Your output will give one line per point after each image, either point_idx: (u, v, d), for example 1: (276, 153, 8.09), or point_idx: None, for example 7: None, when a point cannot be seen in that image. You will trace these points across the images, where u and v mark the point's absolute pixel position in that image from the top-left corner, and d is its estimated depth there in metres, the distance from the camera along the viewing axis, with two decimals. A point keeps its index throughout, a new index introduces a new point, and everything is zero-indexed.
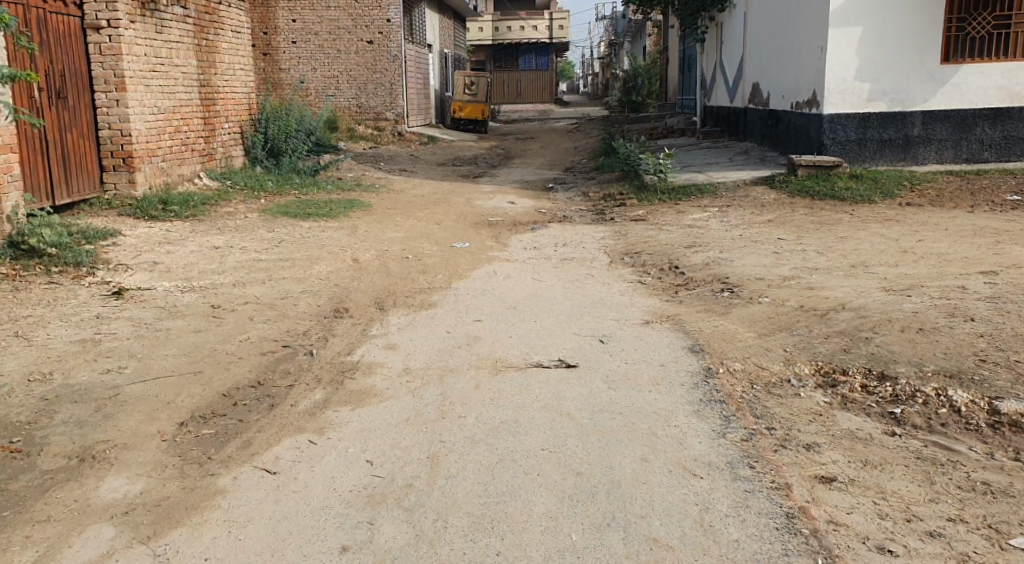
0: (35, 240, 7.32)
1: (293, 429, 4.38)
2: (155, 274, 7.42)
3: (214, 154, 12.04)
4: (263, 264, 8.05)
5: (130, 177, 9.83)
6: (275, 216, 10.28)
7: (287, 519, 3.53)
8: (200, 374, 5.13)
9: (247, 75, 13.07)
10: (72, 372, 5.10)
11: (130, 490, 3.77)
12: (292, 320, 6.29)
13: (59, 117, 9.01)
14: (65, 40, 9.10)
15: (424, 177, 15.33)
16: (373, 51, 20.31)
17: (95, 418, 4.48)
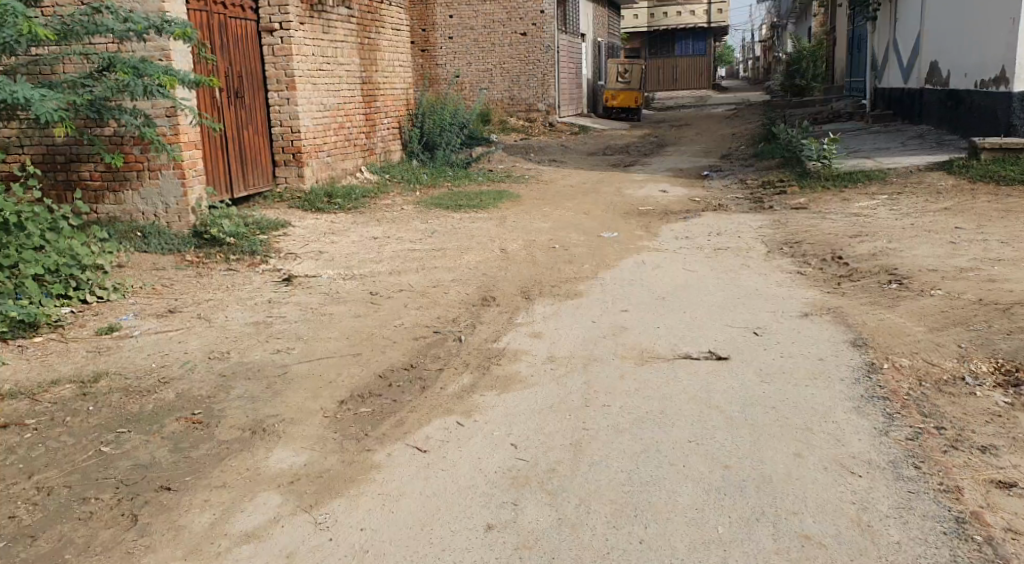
0: (216, 229, 7.90)
1: (443, 411, 4.49)
2: (320, 263, 7.78)
3: (374, 148, 12.49)
4: (418, 253, 8.29)
5: (299, 171, 10.34)
6: (430, 208, 10.56)
7: (436, 495, 3.62)
8: (360, 356, 5.34)
9: (406, 71, 13.48)
10: (248, 351, 5.43)
11: (295, 462, 3.97)
12: (443, 307, 6.45)
13: (236, 116, 9.59)
14: (242, 43, 9.66)
15: (575, 167, 15.34)
16: (527, 43, 20.46)
17: (266, 393, 4.75)
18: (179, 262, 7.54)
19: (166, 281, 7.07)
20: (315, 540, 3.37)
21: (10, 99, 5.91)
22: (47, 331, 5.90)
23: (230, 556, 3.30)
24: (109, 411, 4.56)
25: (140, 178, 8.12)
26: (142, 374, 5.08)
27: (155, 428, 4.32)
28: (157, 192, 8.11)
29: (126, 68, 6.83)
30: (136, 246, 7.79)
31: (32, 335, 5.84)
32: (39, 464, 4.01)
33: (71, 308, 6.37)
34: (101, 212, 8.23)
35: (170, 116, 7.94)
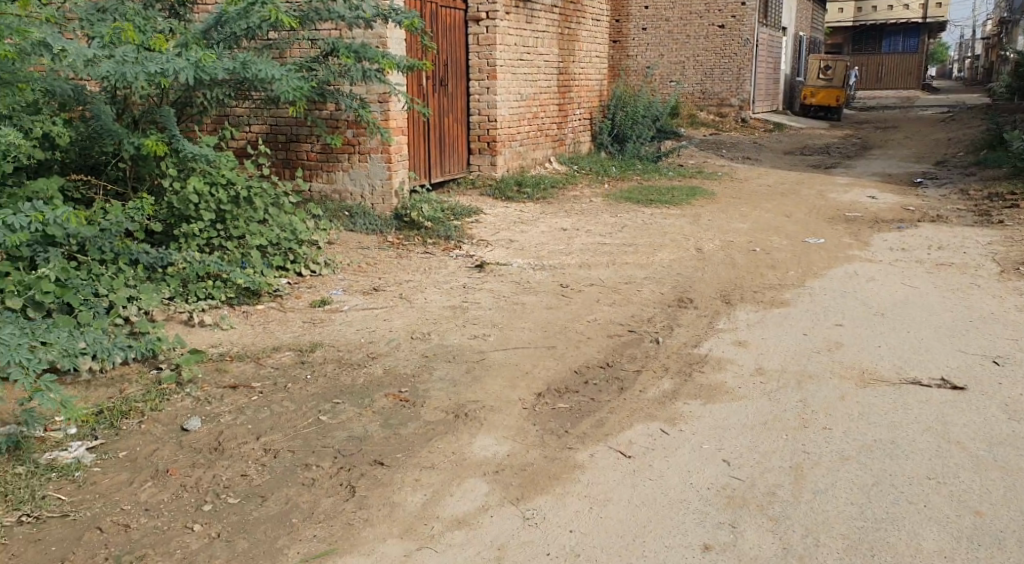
0: (416, 214, 8.13)
1: (646, 415, 4.38)
2: (512, 251, 7.81)
3: (565, 139, 12.49)
4: (609, 247, 8.19)
5: (492, 160, 10.47)
6: (622, 201, 10.41)
7: (646, 506, 3.53)
8: (555, 348, 5.32)
9: (601, 62, 13.39)
10: (445, 334, 5.52)
11: (499, 451, 3.99)
12: (638, 305, 6.33)
13: (440, 103, 9.81)
14: (451, 32, 9.86)
15: (771, 167, 14.73)
16: (725, 35, 19.84)
17: (466, 378, 4.80)
18: (382, 243, 7.81)
19: (369, 260, 7.34)
20: (526, 535, 3.36)
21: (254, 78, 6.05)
22: (267, 300, 6.24)
23: (443, 540, 3.35)
24: (323, 381, 4.76)
25: (350, 160, 8.44)
26: (349, 349, 5.26)
27: (367, 402, 4.47)
28: (366, 174, 8.41)
29: (348, 52, 6.93)
30: (343, 225, 8.12)
31: (255, 302, 6.19)
32: (265, 426, 4.23)
33: (288, 280, 6.67)
34: (314, 190, 8.61)
35: (382, 102, 8.17)
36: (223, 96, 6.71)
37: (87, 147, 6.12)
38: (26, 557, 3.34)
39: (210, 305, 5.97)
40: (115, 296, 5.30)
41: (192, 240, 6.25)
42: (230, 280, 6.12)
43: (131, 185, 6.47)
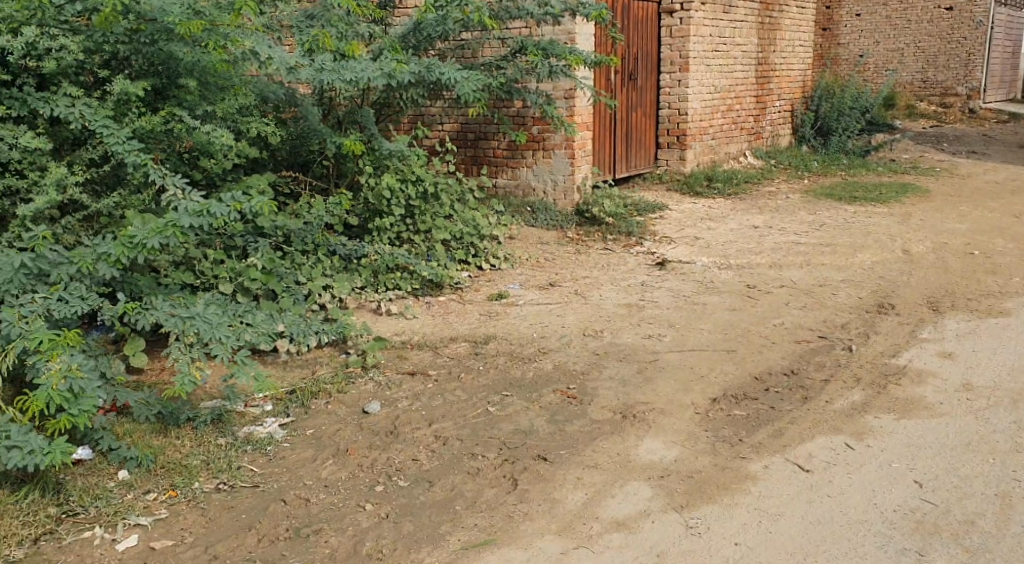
0: (597, 209, 8.11)
1: (830, 427, 4.14)
2: (696, 249, 7.61)
3: (762, 132, 12.02)
4: (804, 247, 7.79)
5: (681, 154, 10.23)
6: (822, 198, 9.88)
7: (821, 524, 3.34)
8: (734, 352, 5.13)
9: (806, 51, 12.79)
10: (620, 332, 5.46)
11: (667, 455, 3.90)
12: (831, 310, 5.98)
13: (629, 98, 9.71)
14: (643, 25, 9.73)
15: (998, 161, 13.47)
16: (953, 18, 18.35)
17: (637, 378, 4.73)
18: (562, 238, 7.86)
19: (549, 255, 7.40)
20: (687, 544, 3.27)
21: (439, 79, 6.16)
22: (449, 293, 6.44)
23: (602, 541, 3.32)
24: (495, 373, 4.84)
25: (534, 156, 8.49)
26: (523, 343, 5.31)
27: (536, 397, 4.50)
28: (548, 170, 8.45)
29: (536, 49, 7.05)
30: (524, 221, 8.23)
31: (437, 294, 6.40)
32: (437, 414, 4.36)
33: (469, 273, 6.85)
34: (499, 186, 8.70)
35: (568, 98, 8.20)
36: (417, 97, 6.97)
37: (297, 146, 6.50)
38: (219, 521, 3.62)
39: (397, 295, 6.23)
40: (312, 284, 5.68)
41: (384, 233, 6.56)
42: (416, 272, 6.37)
43: (334, 182, 6.92)
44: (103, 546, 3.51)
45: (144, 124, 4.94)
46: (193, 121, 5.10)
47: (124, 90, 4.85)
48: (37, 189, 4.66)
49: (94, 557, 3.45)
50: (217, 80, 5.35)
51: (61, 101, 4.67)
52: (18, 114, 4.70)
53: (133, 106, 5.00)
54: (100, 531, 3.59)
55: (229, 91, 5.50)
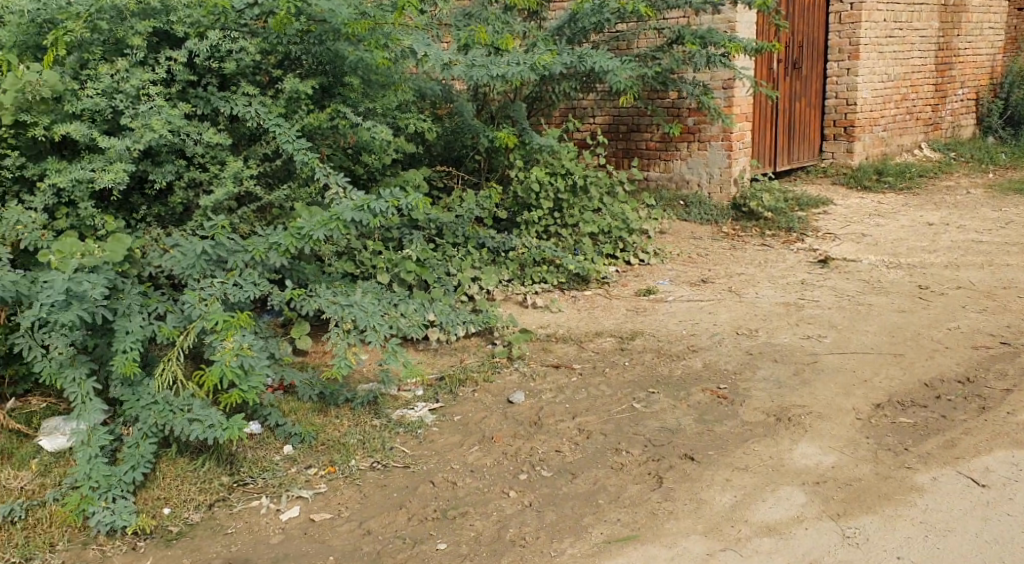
0: (755, 203, 7.84)
1: (1010, 441, 3.82)
2: (862, 247, 7.23)
3: (942, 123, 11.26)
4: (985, 246, 7.24)
5: (848, 147, 9.71)
6: (1008, 194, 9.15)
7: (998, 544, 3.08)
8: (902, 356, 4.82)
9: (994, 36, 11.91)
10: (776, 332, 5.25)
11: (823, 461, 3.71)
12: (1016, 314, 5.52)
13: (792, 87, 9.32)
14: (810, 11, 9.34)
15: None
16: None
17: (793, 380, 4.53)
18: (716, 234, 7.68)
19: (703, 251, 7.25)
20: (844, 554, 3.10)
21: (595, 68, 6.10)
22: (595, 288, 6.41)
23: (751, 545, 3.20)
24: (642, 369, 4.76)
25: (689, 149, 8.27)
26: (672, 339, 5.21)
27: (684, 395, 4.39)
28: (704, 163, 8.20)
29: (694, 38, 6.88)
30: (677, 214, 8.06)
31: (582, 288, 6.38)
32: (582, 407, 4.34)
33: (617, 268, 6.82)
34: (652, 179, 8.52)
35: (726, 88, 7.93)
36: (570, 89, 7.03)
37: (452, 141, 6.64)
38: (372, 498, 3.74)
39: (543, 288, 6.29)
40: (462, 276, 5.80)
41: (531, 227, 6.65)
42: (563, 266, 6.38)
43: (485, 176, 6.99)
44: (268, 515, 3.69)
45: (312, 120, 5.20)
46: (355, 117, 5.32)
47: (295, 88, 5.09)
48: (217, 182, 4.89)
49: (260, 525, 3.62)
50: (380, 78, 5.53)
51: (239, 100, 4.94)
52: (203, 111, 4.96)
53: (302, 103, 5.24)
54: (265, 501, 3.77)
55: (389, 90, 5.63)
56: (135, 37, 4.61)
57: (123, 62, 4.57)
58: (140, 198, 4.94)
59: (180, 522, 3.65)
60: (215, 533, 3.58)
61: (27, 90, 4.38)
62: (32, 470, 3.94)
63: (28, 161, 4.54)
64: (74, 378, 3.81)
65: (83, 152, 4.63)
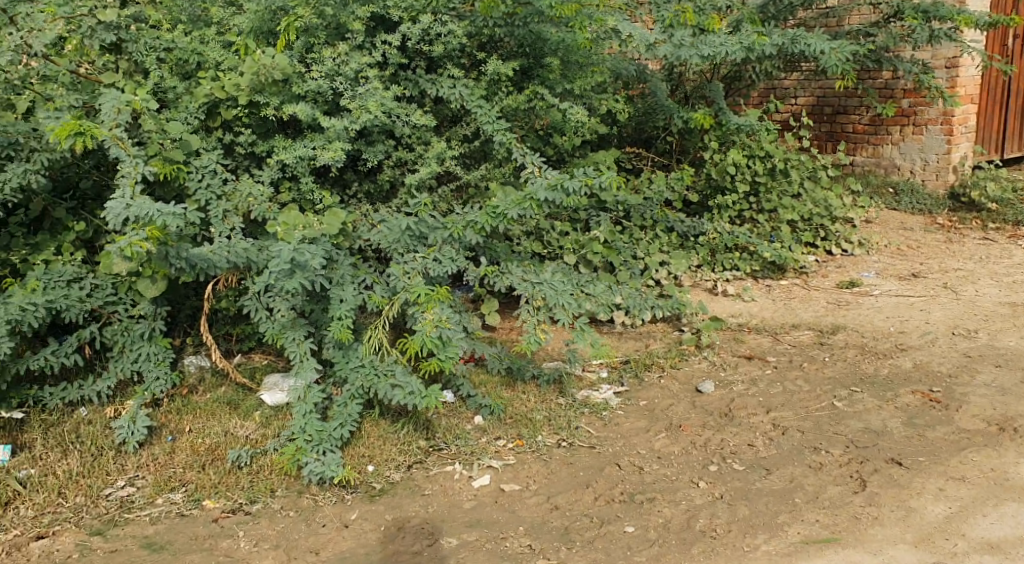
0: (977, 193, 7.28)
1: None
2: None
3: None
4: None
5: None
6: None
7: None
8: None
9: None
10: (1000, 335, 4.86)
11: None
12: None
13: None
14: None
15: None
16: None
17: (1018, 387, 4.18)
18: (930, 225, 7.20)
19: (914, 243, 6.83)
20: None
21: (802, 52, 5.86)
22: (792, 277, 6.26)
23: (967, 560, 3.01)
24: (843, 366, 4.55)
25: (902, 132, 7.76)
26: (877, 336, 4.93)
27: (891, 396, 4.16)
28: (919, 148, 7.68)
29: (915, 13, 6.47)
30: (886, 203, 7.65)
31: (779, 277, 6.25)
32: (776, 402, 4.21)
33: (815, 257, 6.59)
34: (857, 164, 8.08)
35: (949, 67, 7.40)
36: (771, 69, 6.86)
37: (643, 123, 6.65)
38: (560, 475, 3.79)
39: (734, 275, 6.19)
40: (650, 260, 5.82)
41: (725, 212, 6.49)
42: (757, 253, 6.23)
43: (676, 159, 6.87)
44: (461, 480, 3.83)
45: (510, 102, 5.29)
46: (554, 99, 5.37)
47: (496, 70, 5.19)
48: (421, 162, 5.12)
49: (454, 490, 3.76)
50: (579, 58, 5.56)
51: (445, 82, 5.09)
52: (412, 94, 5.15)
53: (503, 85, 5.34)
54: (459, 467, 3.91)
55: (588, 70, 5.65)
56: (355, 22, 4.83)
57: (344, 46, 4.83)
58: (353, 175, 5.20)
59: (382, 480, 3.85)
60: (414, 493, 3.75)
61: (262, 74, 4.61)
62: (254, 422, 4.29)
63: (257, 137, 4.89)
64: (294, 338, 4.14)
65: (306, 131, 4.94)
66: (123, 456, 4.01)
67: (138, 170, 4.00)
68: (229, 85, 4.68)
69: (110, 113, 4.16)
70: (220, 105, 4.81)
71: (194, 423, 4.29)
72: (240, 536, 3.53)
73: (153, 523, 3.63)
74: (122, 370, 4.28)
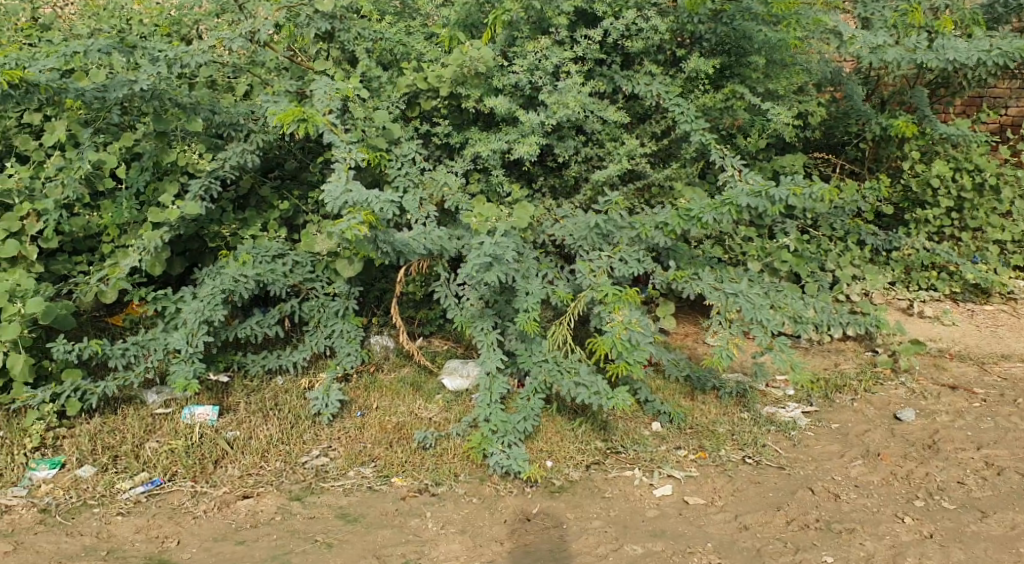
0: None
1: None
2: None
3: None
4: None
5: None
6: None
7: None
8: None
9: None
10: None
11: None
12: None
13: None
14: None
15: None
16: None
17: None
18: None
19: None
20: None
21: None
22: (998, 303, 5.85)
23: None
24: None
25: None
26: None
27: None
28: None
29: None
30: None
31: (982, 301, 5.86)
32: (988, 438, 4.17)
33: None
34: None
35: None
36: (987, 75, 6.28)
37: (833, 126, 6.31)
38: (747, 493, 3.88)
39: (931, 296, 5.81)
40: (840, 274, 5.57)
41: (923, 227, 6.08)
42: (958, 274, 5.83)
43: (868, 167, 6.43)
44: (641, 487, 3.99)
45: (708, 100, 5.17)
46: (754, 99, 5.23)
47: (697, 68, 5.08)
48: (611, 158, 5.08)
49: (635, 496, 3.93)
50: (785, 58, 5.33)
51: (642, 79, 5.04)
52: (606, 89, 5.13)
53: (700, 82, 5.23)
54: (638, 474, 4.07)
55: (792, 70, 5.41)
56: (560, 17, 4.83)
57: (547, 40, 4.83)
58: (540, 168, 5.21)
59: (562, 477, 4.07)
60: (594, 494, 3.95)
61: (466, 66, 4.68)
62: (437, 404, 4.45)
63: (453, 128, 4.96)
64: (482, 328, 4.35)
65: (500, 123, 4.96)
66: (317, 426, 4.25)
67: (350, 155, 4.19)
68: (432, 77, 4.76)
69: (323, 100, 4.37)
70: (421, 95, 4.91)
71: (382, 400, 4.46)
72: (428, 516, 3.80)
73: (346, 495, 3.91)
74: (317, 344, 4.48)
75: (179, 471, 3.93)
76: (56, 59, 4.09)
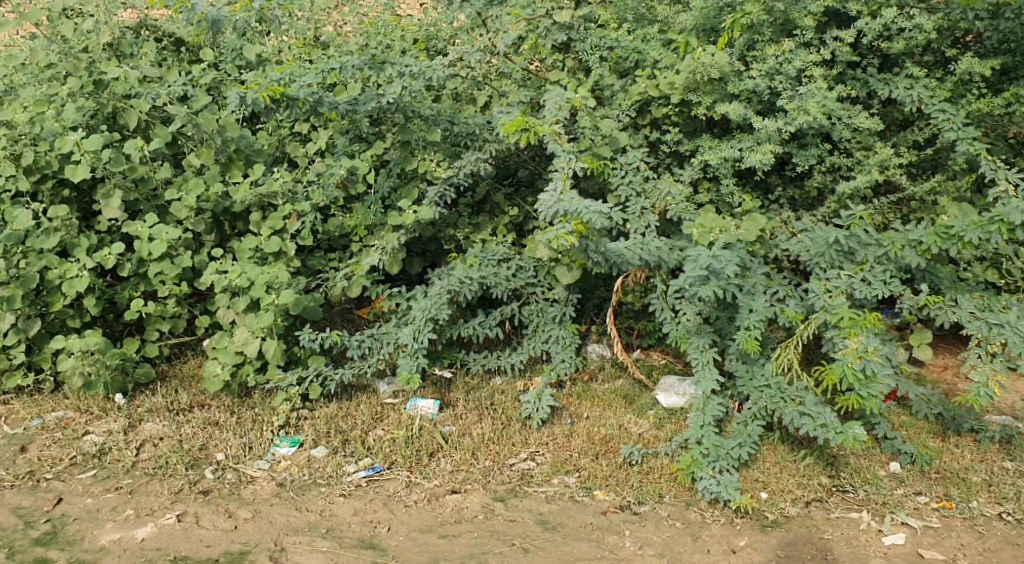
0: None
1: None
2: None
3: None
4: None
5: None
6: None
7: None
8: None
9: None
10: None
11: None
12: None
13: None
14: None
15: None
16: None
17: None
18: None
19: None
20: None
21: None
22: None
23: None
24: None
25: None
26: None
27: None
28: None
29: None
30: None
31: None
32: None
33: None
34: None
35: None
36: None
37: None
38: (1000, 555, 3.64)
39: None
40: None
41: None
42: None
43: None
44: (870, 532, 3.76)
45: (982, 105, 4.59)
46: None
47: (969, 69, 4.55)
48: (860, 168, 4.69)
49: (861, 541, 3.72)
50: None
51: (902, 82, 4.60)
52: (858, 94, 4.73)
53: (975, 85, 4.65)
54: (867, 517, 3.83)
55: None
56: (807, 18, 4.61)
57: (790, 43, 4.63)
58: (778, 179, 4.92)
59: (777, 512, 3.87)
60: (813, 535, 3.75)
61: (699, 72, 4.56)
62: (648, 420, 4.44)
63: (685, 136, 4.84)
64: (698, 345, 4.26)
65: (735, 131, 4.80)
66: (528, 430, 4.34)
67: (570, 165, 4.24)
68: (663, 84, 4.64)
69: (552, 109, 4.42)
70: (652, 103, 4.82)
71: (594, 410, 4.51)
72: (626, 535, 3.74)
73: (548, 501, 3.95)
74: (534, 348, 4.61)
75: (397, 460, 4.13)
76: (315, 74, 4.47)
